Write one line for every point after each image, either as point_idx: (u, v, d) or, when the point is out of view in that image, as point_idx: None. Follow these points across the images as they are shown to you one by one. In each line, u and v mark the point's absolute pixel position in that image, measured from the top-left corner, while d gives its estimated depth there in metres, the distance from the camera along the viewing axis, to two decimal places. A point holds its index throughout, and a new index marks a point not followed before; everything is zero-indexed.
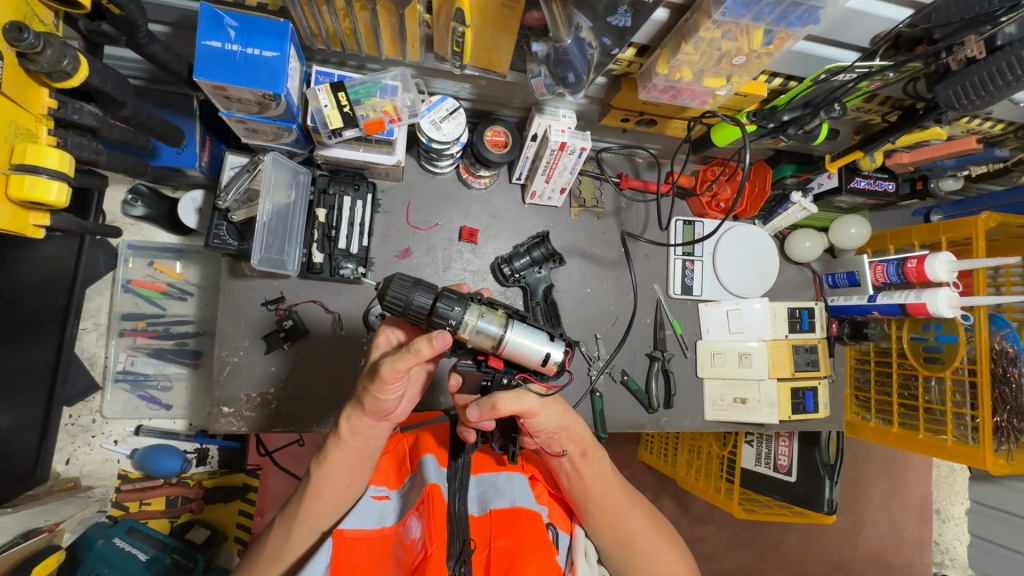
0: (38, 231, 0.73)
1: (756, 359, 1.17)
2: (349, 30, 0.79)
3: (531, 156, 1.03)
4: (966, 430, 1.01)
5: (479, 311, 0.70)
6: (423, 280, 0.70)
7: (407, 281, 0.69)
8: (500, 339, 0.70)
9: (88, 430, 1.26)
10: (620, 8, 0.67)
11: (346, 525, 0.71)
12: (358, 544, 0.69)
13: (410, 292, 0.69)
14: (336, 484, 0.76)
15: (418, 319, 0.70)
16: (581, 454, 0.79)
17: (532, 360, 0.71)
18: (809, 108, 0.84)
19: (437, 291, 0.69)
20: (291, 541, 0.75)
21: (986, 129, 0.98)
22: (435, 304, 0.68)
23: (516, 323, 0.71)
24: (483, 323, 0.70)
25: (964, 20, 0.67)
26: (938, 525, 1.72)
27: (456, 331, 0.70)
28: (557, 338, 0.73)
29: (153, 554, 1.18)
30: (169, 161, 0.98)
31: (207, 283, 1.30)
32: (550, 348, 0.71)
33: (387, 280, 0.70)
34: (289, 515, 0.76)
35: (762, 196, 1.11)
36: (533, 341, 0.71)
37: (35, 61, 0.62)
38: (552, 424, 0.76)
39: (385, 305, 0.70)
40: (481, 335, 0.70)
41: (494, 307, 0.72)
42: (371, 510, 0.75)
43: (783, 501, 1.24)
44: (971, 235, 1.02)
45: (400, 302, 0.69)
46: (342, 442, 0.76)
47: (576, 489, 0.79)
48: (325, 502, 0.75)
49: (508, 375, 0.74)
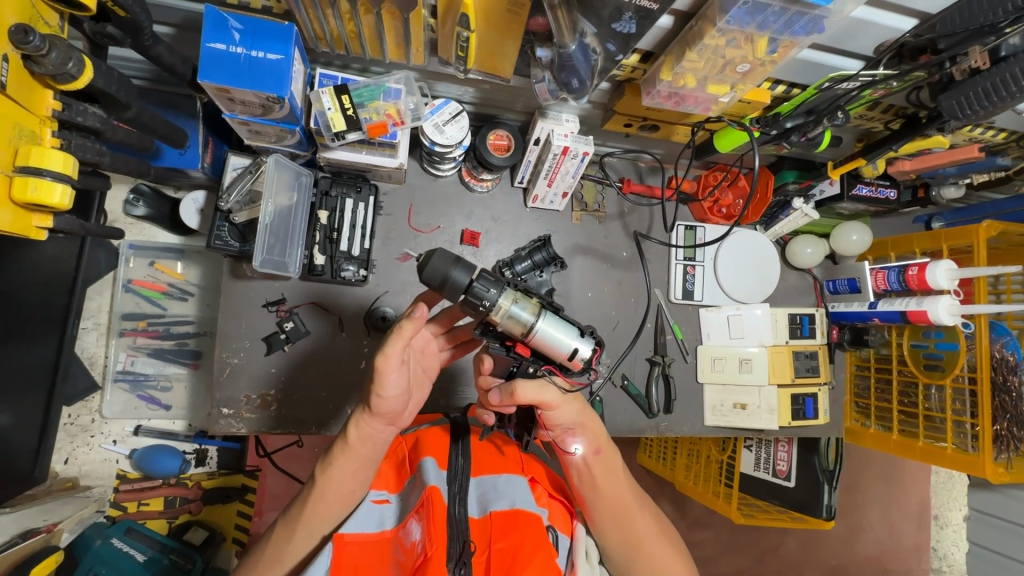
0: (41, 232, 0.73)
1: (757, 364, 1.16)
2: (354, 33, 0.79)
3: (533, 160, 1.03)
4: (966, 438, 1.00)
5: (514, 296, 0.71)
6: (462, 256, 0.69)
7: (446, 255, 0.69)
8: (532, 327, 0.71)
9: (87, 430, 1.26)
10: (625, 15, 0.66)
11: (346, 530, 0.71)
12: (359, 548, 0.69)
13: (449, 267, 0.68)
14: (340, 490, 0.75)
15: (451, 296, 0.70)
16: (594, 451, 0.79)
17: (560, 353, 0.73)
18: (812, 116, 0.83)
19: (475, 270, 0.69)
20: (292, 546, 0.75)
21: (988, 138, 0.99)
22: (473, 283, 0.69)
23: (549, 314, 0.72)
24: (516, 308, 0.71)
25: (969, 31, 0.67)
26: (937, 531, 1.72)
27: (489, 312, 0.70)
28: (587, 335, 0.74)
29: (151, 554, 1.18)
30: (171, 162, 0.98)
31: (207, 284, 1.30)
32: (579, 344, 0.73)
33: (427, 251, 0.69)
34: (291, 519, 0.76)
35: (763, 203, 1.10)
36: (563, 334, 0.72)
37: (40, 64, 0.63)
38: (568, 420, 0.76)
39: (421, 278, 0.69)
40: (513, 321, 0.71)
41: (529, 295, 0.73)
42: (371, 514, 0.75)
43: (783, 506, 1.25)
44: (973, 243, 1.03)
45: (436, 277, 0.68)
46: (349, 447, 0.76)
47: (586, 486, 0.79)
48: (328, 507, 0.75)
49: (534, 364, 0.76)
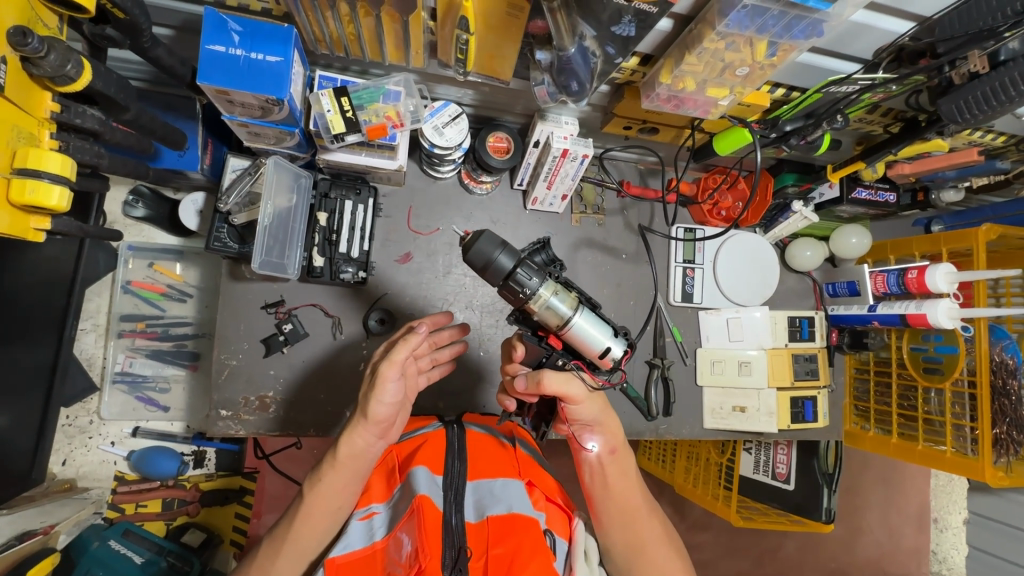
0: (39, 234, 0.73)
1: (756, 367, 1.16)
2: (353, 36, 0.79)
3: (532, 163, 1.03)
4: (966, 442, 1.01)
5: (555, 288, 0.74)
6: (509, 242, 0.72)
7: (494, 239, 0.72)
8: (568, 319, 0.74)
9: (85, 432, 1.25)
10: (624, 19, 0.66)
11: (336, 551, 0.70)
12: (348, 568, 0.69)
13: (496, 251, 0.71)
14: (327, 506, 0.75)
15: (494, 279, 0.73)
16: (609, 451, 0.80)
17: (592, 350, 0.76)
18: (811, 120, 0.84)
19: (520, 257, 0.72)
20: (277, 564, 0.74)
21: (987, 142, 0.99)
22: (516, 269, 0.72)
23: (585, 310, 0.76)
24: (555, 299, 0.74)
25: (967, 35, 0.68)
26: (936, 534, 1.72)
27: (528, 300, 0.73)
28: (619, 336, 0.77)
29: (148, 557, 1.17)
30: (170, 164, 0.98)
31: (206, 285, 1.30)
32: (611, 343, 0.76)
33: (475, 233, 0.72)
34: (278, 535, 0.76)
35: (763, 206, 1.11)
36: (597, 331, 0.76)
37: (39, 66, 0.63)
38: (589, 416, 0.77)
39: (467, 258, 0.72)
40: (551, 311, 0.74)
41: (569, 289, 0.76)
42: (359, 529, 0.74)
43: (782, 509, 1.25)
44: (972, 246, 1.03)
45: (482, 259, 0.72)
46: (337, 463, 0.75)
47: (597, 485, 0.81)
48: (314, 523, 0.75)
49: (563, 357, 0.79)
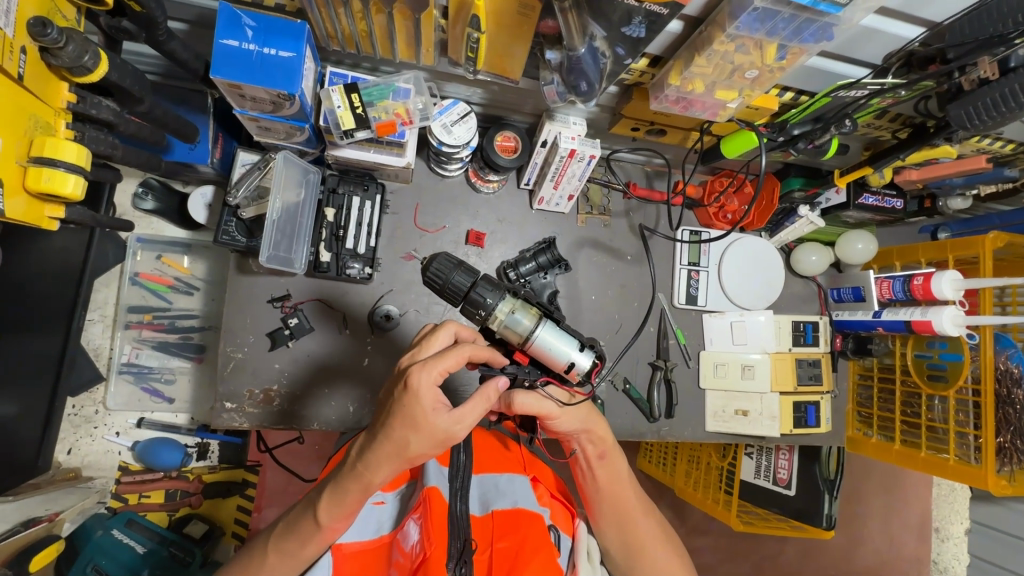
0: (52, 223, 0.74)
1: (759, 371, 1.15)
2: (365, 32, 0.80)
3: (540, 162, 1.02)
4: (969, 449, 1.00)
5: (513, 305, 0.76)
6: (465, 263, 0.78)
7: (450, 261, 0.78)
8: (529, 335, 0.76)
9: (90, 421, 1.26)
10: (634, 20, 0.67)
11: (345, 539, 0.73)
12: (358, 557, 0.71)
13: (451, 271, 0.78)
14: (340, 517, 0.68)
15: (454, 297, 0.79)
16: (598, 455, 0.80)
17: (558, 363, 0.76)
18: (820, 123, 0.83)
19: (475, 276, 0.77)
20: (276, 564, 0.70)
21: (995, 149, 0.99)
22: (471, 289, 0.76)
23: (547, 324, 0.77)
24: (514, 317, 0.76)
25: (978, 41, 0.67)
26: (937, 543, 1.70)
27: (487, 319, 0.76)
28: (586, 349, 0.77)
29: (150, 547, 1.19)
30: (181, 157, 0.99)
31: (213, 279, 1.30)
32: (576, 357, 0.76)
33: (433, 256, 0.80)
34: (282, 536, 0.71)
35: (770, 210, 1.10)
36: (561, 344, 0.76)
37: (58, 57, 0.64)
38: (573, 426, 0.78)
39: (426, 278, 0.79)
40: (510, 329, 0.76)
41: (529, 304, 0.77)
42: (368, 517, 0.77)
43: (782, 515, 1.24)
44: (979, 253, 1.02)
45: (440, 279, 0.78)
46: (359, 487, 0.66)
47: (589, 487, 0.82)
48: (323, 533, 0.69)
49: (529, 377, 0.77)
